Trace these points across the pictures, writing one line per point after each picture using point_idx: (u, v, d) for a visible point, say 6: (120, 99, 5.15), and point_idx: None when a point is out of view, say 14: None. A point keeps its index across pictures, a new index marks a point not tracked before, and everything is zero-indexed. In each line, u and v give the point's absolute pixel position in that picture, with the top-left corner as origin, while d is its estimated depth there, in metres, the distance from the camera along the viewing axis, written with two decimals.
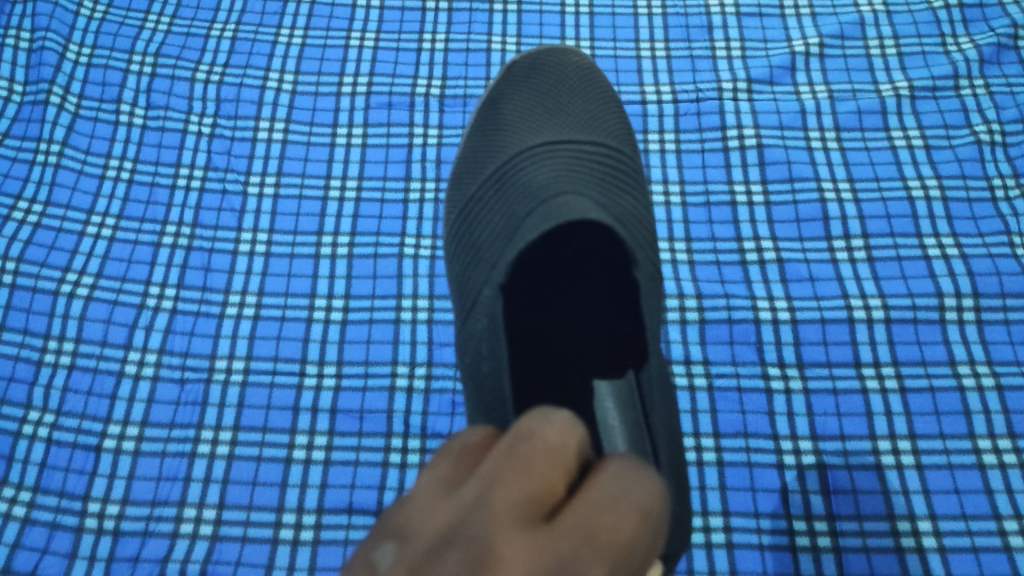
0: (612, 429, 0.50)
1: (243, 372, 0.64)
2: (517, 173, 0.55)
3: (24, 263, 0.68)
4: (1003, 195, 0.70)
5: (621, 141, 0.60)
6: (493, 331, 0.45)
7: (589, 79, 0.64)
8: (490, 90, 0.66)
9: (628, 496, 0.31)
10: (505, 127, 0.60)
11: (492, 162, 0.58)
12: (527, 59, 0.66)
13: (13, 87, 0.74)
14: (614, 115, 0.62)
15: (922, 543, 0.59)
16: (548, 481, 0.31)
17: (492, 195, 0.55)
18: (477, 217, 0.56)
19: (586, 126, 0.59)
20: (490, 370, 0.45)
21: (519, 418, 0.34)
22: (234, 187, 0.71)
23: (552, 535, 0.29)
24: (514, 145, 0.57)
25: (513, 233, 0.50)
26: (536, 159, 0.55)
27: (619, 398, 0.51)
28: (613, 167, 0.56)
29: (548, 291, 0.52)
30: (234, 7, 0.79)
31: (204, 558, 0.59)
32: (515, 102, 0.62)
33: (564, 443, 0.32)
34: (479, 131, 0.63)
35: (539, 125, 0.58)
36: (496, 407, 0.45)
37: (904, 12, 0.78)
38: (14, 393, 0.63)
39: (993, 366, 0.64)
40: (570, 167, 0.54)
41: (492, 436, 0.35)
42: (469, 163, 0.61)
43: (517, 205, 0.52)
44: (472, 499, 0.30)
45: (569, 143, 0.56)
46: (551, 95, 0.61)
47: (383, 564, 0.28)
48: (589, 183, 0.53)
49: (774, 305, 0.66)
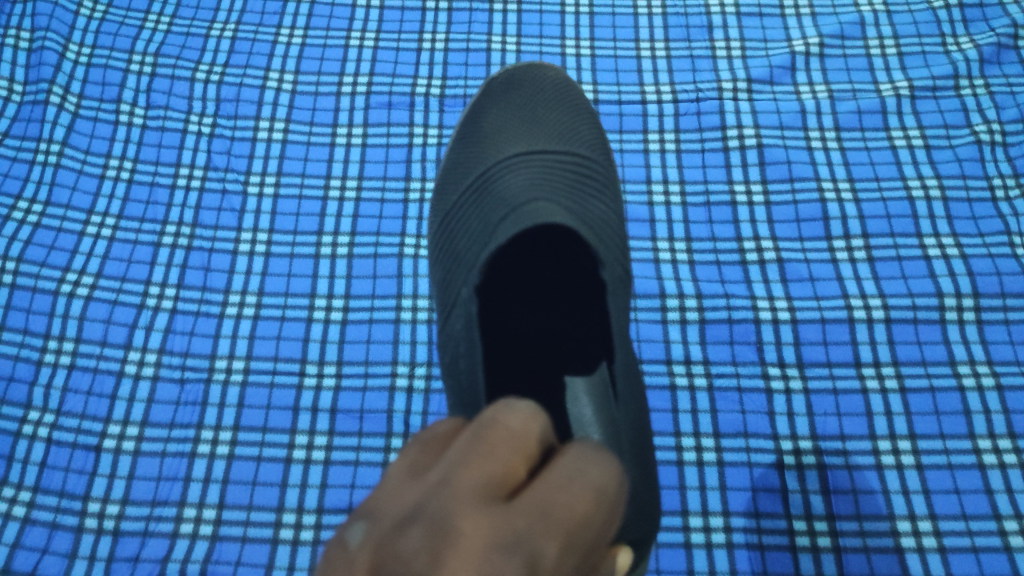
0: (587, 425, 0.47)
1: (243, 372, 0.64)
2: (494, 183, 0.55)
3: (24, 263, 0.67)
4: (1003, 195, 0.70)
5: (595, 151, 0.60)
6: (469, 332, 0.45)
7: (565, 90, 0.64)
8: (471, 105, 0.66)
9: (585, 476, 0.30)
10: (485, 137, 0.60)
11: (473, 172, 0.58)
12: (506, 73, 0.66)
13: (13, 86, 0.73)
14: (590, 127, 0.62)
15: (922, 543, 0.59)
16: (510, 465, 0.30)
17: (471, 204, 0.55)
18: (456, 225, 0.56)
19: (563, 138, 0.59)
20: (465, 367, 0.45)
21: (484, 410, 0.33)
22: (234, 187, 0.71)
23: (509, 511, 0.28)
24: (492, 156, 0.57)
25: (489, 239, 0.51)
26: (512, 168, 0.55)
27: (594, 396, 0.48)
28: (586, 175, 0.56)
29: (519, 297, 0.52)
30: (234, 7, 0.79)
31: (204, 558, 0.59)
32: (494, 115, 0.62)
33: (527, 432, 0.31)
34: (460, 144, 0.63)
35: (516, 137, 0.58)
36: (472, 403, 0.44)
37: (905, 12, 0.78)
38: (14, 392, 0.63)
39: (994, 366, 0.64)
40: (544, 176, 0.54)
41: (462, 426, 0.34)
42: (450, 172, 0.61)
43: (493, 213, 0.52)
44: (437, 481, 0.29)
45: (545, 154, 0.56)
46: (529, 108, 0.61)
47: (352, 541, 0.28)
48: (560, 192, 0.53)
49: (775, 305, 0.66)
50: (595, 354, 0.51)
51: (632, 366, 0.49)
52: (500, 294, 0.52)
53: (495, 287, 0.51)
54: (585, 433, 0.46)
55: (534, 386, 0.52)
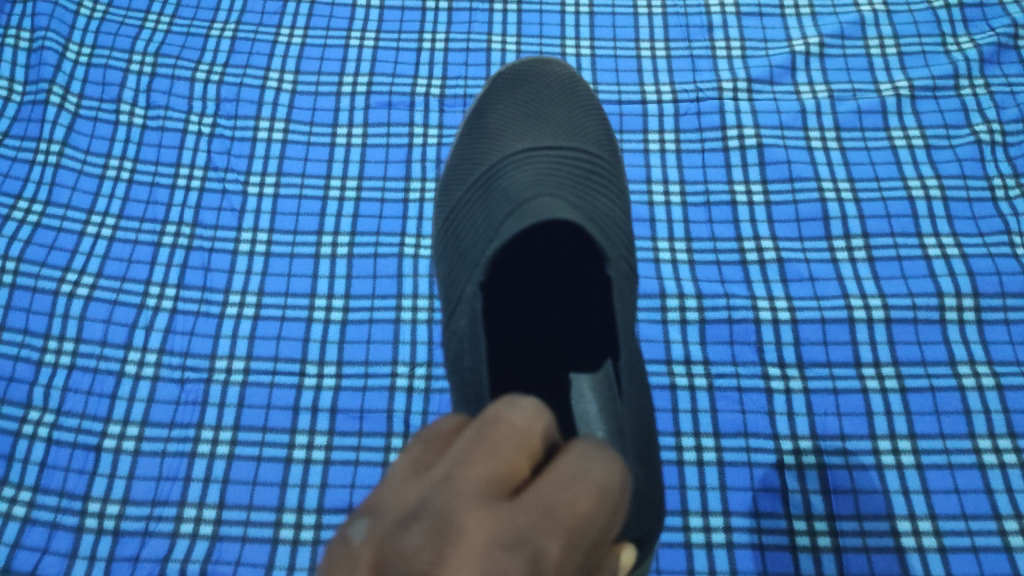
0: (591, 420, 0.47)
1: (243, 372, 0.64)
2: (499, 179, 0.55)
3: (24, 263, 0.67)
4: (1003, 195, 0.70)
5: (600, 148, 0.60)
6: (474, 329, 0.45)
7: (571, 86, 0.64)
8: (477, 101, 0.66)
9: (587, 474, 0.30)
10: (490, 134, 0.60)
11: (478, 168, 0.58)
12: (511, 69, 0.66)
13: (13, 86, 0.73)
14: (596, 123, 0.62)
15: (922, 543, 0.59)
16: (513, 463, 0.30)
17: (476, 201, 0.55)
18: (461, 222, 0.56)
19: (568, 134, 0.59)
20: (470, 364, 0.45)
21: (487, 406, 0.33)
22: (234, 187, 0.71)
23: (512, 510, 0.28)
24: (497, 153, 0.57)
25: (494, 235, 0.50)
26: (518, 165, 0.55)
27: (598, 393, 0.48)
28: (592, 172, 0.56)
29: (524, 294, 0.52)
30: (234, 7, 0.79)
31: (204, 558, 0.59)
32: (500, 111, 0.62)
33: (531, 429, 0.31)
34: (465, 140, 0.63)
35: (522, 133, 0.58)
36: (475, 399, 0.44)
37: (905, 12, 0.78)
38: (14, 392, 0.63)
39: (994, 366, 0.64)
40: (549, 172, 0.54)
41: (466, 423, 0.34)
42: (455, 169, 0.61)
43: (497, 209, 0.52)
44: (441, 478, 0.29)
45: (551, 150, 0.56)
46: (534, 104, 0.61)
47: (355, 539, 0.28)
48: (565, 188, 0.53)
49: (775, 305, 0.66)
50: (598, 352, 0.50)
51: (635, 364, 0.49)
52: (504, 291, 0.52)
53: (498, 283, 0.51)
54: (591, 431, 0.47)
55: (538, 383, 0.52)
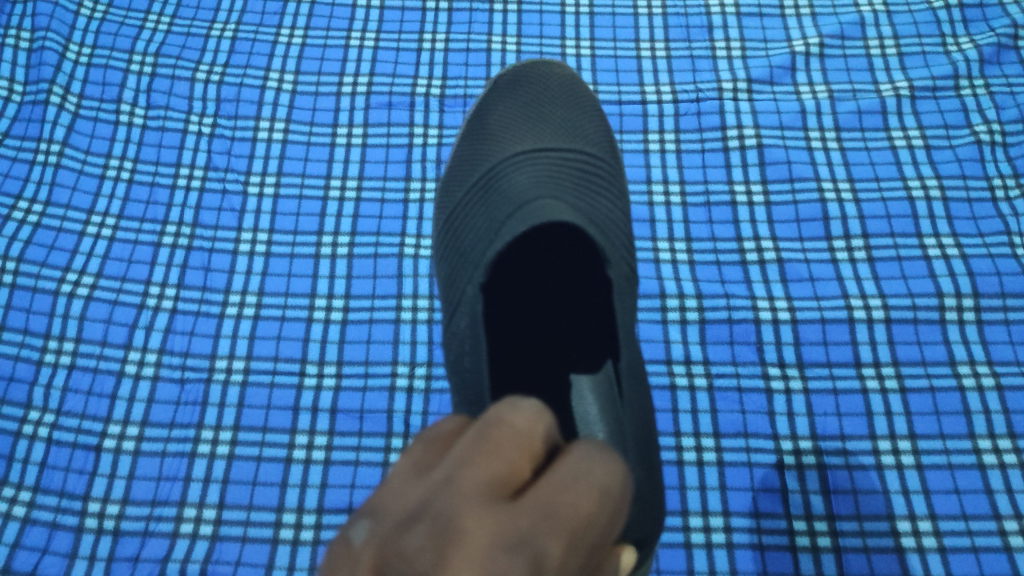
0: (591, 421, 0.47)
1: (243, 372, 0.64)
2: (500, 180, 0.55)
3: (24, 263, 0.67)
4: (1003, 195, 0.70)
5: (601, 149, 0.60)
6: (474, 330, 0.45)
7: (572, 87, 0.64)
8: (477, 102, 0.66)
9: (588, 475, 0.30)
10: (490, 136, 0.60)
11: (478, 169, 0.58)
12: (511, 71, 0.66)
13: (13, 87, 0.73)
14: (597, 125, 0.62)
15: (922, 543, 0.59)
16: (514, 464, 0.30)
17: (477, 202, 0.55)
18: (461, 223, 0.56)
19: (569, 135, 0.59)
20: (470, 366, 0.45)
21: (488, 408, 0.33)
22: (234, 187, 0.71)
23: (514, 511, 0.28)
24: (498, 154, 0.57)
25: (494, 236, 0.51)
26: (518, 166, 0.55)
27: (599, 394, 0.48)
28: (592, 173, 0.56)
29: (524, 295, 0.52)
30: (234, 7, 0.79)
31: (204, 558, 0.59)
32: (500, 112, 0.62)
33: (532, 431, 0.31)
34: (466, 141, 0.63)
35: (522, 134, 0.58)
36: (476, 400, 0.44)
37: (905, 12, 0.78)
38: (14, 392, 0.63)
39: (994, 366, 0.64)
40: (550, 174, 0.54)
41: (467, 425, 0.34)
42: (456, 170, 0.61)
43: (498, 211, 0.52)
44: (442, 479, 0.29)
45: (551, 151, 0.56)
46: (535, 105, 0.61)
47: (356, 540, 0.28)
48: (565, 190, 0.53)
49: (774, 305, 0.66)
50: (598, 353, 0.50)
51: (636, 365, 0.49)
52: (505, 292, 0.52)
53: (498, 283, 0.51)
54: (591, 432, 0.46)
55: (539, 383, 0.52)
